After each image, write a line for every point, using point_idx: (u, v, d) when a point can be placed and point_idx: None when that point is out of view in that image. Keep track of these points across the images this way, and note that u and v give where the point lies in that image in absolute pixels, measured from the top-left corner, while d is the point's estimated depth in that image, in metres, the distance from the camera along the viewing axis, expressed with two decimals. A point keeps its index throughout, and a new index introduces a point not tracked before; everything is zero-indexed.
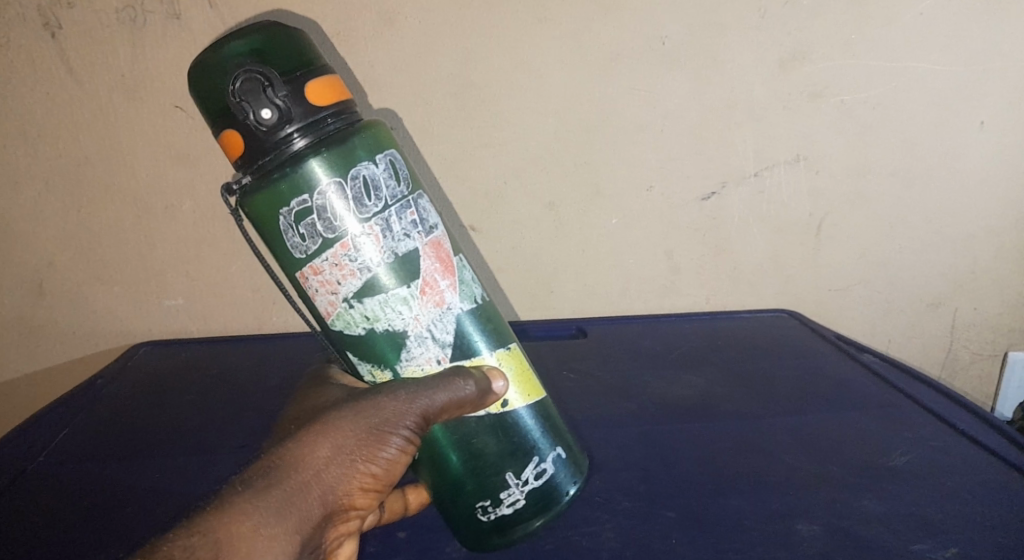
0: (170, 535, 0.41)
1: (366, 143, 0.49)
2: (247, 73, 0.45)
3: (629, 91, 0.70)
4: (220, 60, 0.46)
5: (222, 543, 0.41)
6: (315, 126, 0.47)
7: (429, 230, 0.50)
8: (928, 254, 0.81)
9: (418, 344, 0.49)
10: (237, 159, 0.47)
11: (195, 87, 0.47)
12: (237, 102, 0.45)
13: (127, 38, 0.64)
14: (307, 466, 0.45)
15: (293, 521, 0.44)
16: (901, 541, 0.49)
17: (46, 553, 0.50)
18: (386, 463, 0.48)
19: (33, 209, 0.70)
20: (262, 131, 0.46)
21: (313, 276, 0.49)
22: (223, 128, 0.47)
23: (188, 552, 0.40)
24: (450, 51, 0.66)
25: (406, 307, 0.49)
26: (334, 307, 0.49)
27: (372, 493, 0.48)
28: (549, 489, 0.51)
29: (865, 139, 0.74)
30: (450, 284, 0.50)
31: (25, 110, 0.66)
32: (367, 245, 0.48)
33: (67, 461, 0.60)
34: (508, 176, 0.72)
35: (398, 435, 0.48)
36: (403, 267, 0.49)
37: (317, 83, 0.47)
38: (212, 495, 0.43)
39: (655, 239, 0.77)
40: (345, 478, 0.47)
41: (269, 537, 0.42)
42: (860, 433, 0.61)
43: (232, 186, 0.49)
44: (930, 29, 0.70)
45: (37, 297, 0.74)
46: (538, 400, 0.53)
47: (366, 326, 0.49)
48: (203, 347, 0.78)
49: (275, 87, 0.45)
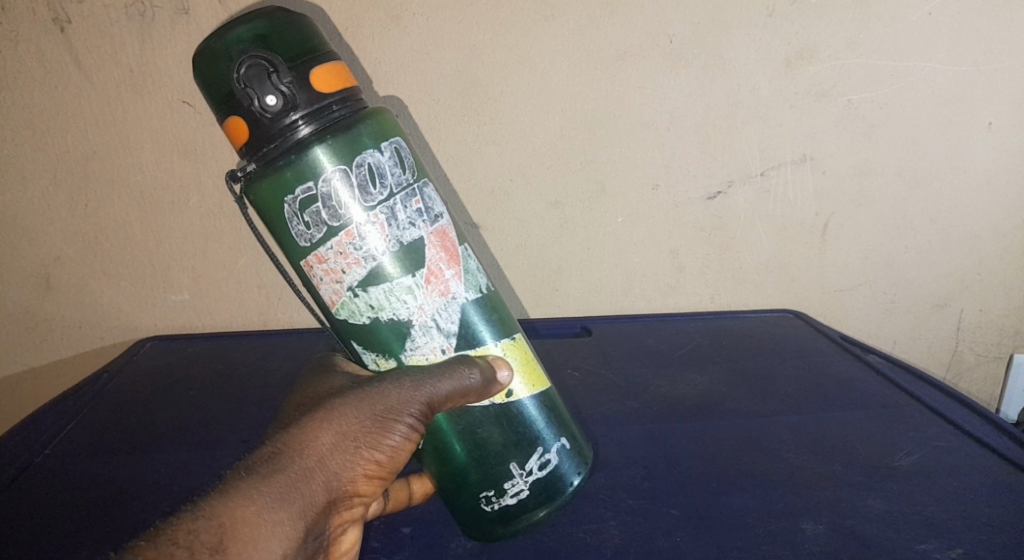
0: (174, 519, 0.40)
1: (371, 130, 0.49)
2: (251, 59, 0.45)
3: (634, 89, 0.70)
4: (225, 47, 0.46)
5: (226, 527, 0.41)
6: (319, 114, 0.47)
7: (434, 219, 0.51)
8: (933, 255, 0.80)
9: (423, 334, 0.50)
10: (241, 146, 0.48)
11: (199, 74, 0.48)
12: (241, 88, 0.45)
13: (135, 33, 0.64)
14: (311, 452, 0.45)
15: (296, 507, 0.44)
16: (905, 541, 0.49)
17: (50, 544, 0.51)
18: (391, 451, 0.48)
19: (40, 203, 0.71)
20: (266, 118, 0.46)
21: (318, 265, 0.49)
22: (227, 115, 0.47)
23: (192, 536, 0.40)
24: (456, 48, 0.66)
25: (411, 296, 0.49)
26: (339, 296, 0.49)
27: (376, 481, 0.48)
28: (553, 480, 0.51)
29: (871, 139, 0.74)
30: (454, 274, 0.51)
31: (32, 103, 0.67)
32: (372, 234, 0.48)
33: (72, 454, 0.60)
34: (513, 173, 0.72)
35: (403, 423, 0.48)
36: (408, 256, 0.49)
37: (322, 69, 0.47)
38: (216, 481, 0.43)
39: (659, 238, 0.77)
40: (350, 465, 0.47)
41: (273, 522, 0.42)
42: (865, 433, 0.61)
43: (237, 173, 0.49)
44: (936, 29, 0.70)
45: (43, 291, 0.75)
46: (543, 390, 0.53)
47: (370, 315, 0.49)
48: (208, 341, 0.78)
49: (279, 74, 0.45)
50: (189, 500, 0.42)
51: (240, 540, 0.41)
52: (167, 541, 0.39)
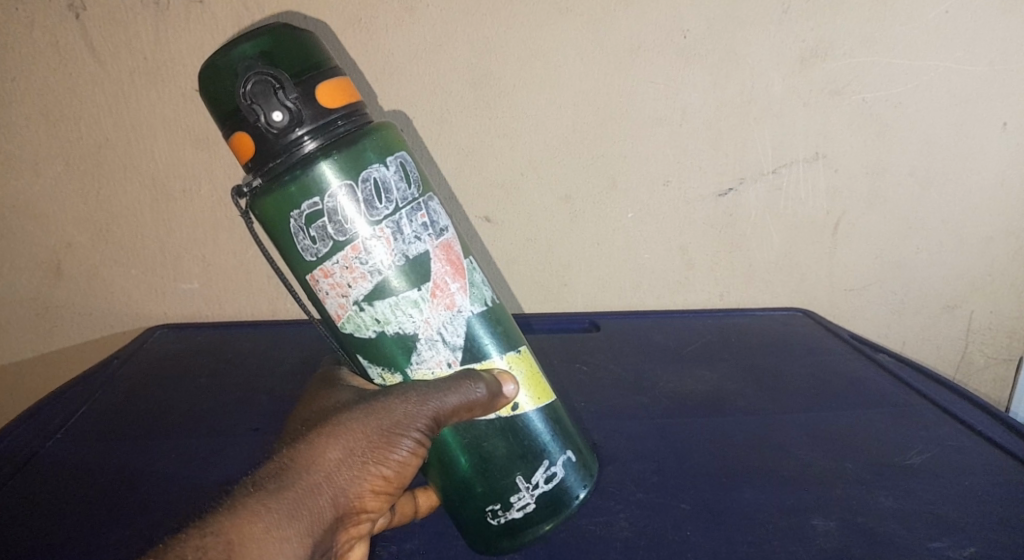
0: (182, 535, 0.41)
1: (376, 145, 0.49)
2: (257, 76, 0.46)
3: (649, 83, 0.69)
4: (229, 62, 0.47)
5: (234, 544, 0.41)
6: (324, 129, 0.47)
7: (439, 233, 0.51)
8: (944, 256, 0.80)
9: (429, 347, 0.49)
10: (247, 162, 0.48)
11: (205, 90, 0.48)
12: (247, 105, 0.46)
13: (150, 20, 0.64)
14: (318, 468, 0.45)
15: (304, 524, 0.44)
16: (916, 538, 0.49)
17: (58, 529, 0.51)
18: (397, 466, 0.48)
19: (52, 189, 0.71)
20: (272, 133, 0.46)
21: (324, 279, 0.49)
22: (232, 131, 0.47)
23: (201, 553, 0.40)
24: (471, 40, 0.66)
25: (417, 310, 0.49)
26: (344, 310, 0.49)
27: (383, 496, 0.48)
28: (560, 493, 0.51)
29: (885, 138, 0.74)
30: (459, 287, 0.51)
31: (46, 90, 0.67)
32: (378, 248, 0.48)
33: (79, 442, 0.61)
34: (525, 166, 0.72)
35: (409, 437, 0.48)
36: (414, 270, 0.49)
37: (326, 85, 0.47)
38: (225, 496, 0.44)
39: (670, 234, 0.77)
40: (356, 480, 0.47)
41: (282, 538, 0.42)
42: (876, 433, 0.61)
43: (242, 189, 0.49)
44: (952, 28, 0.69)
45: (53, 278, 0.75)
46: (548, 402, 0.53)
47: (376, 329, 0.49)
48: (217, 332, 0.78)
49: (285, 90, 0.46)
50: (197, 516, 0.42)
51: (248, 556, 0.41)
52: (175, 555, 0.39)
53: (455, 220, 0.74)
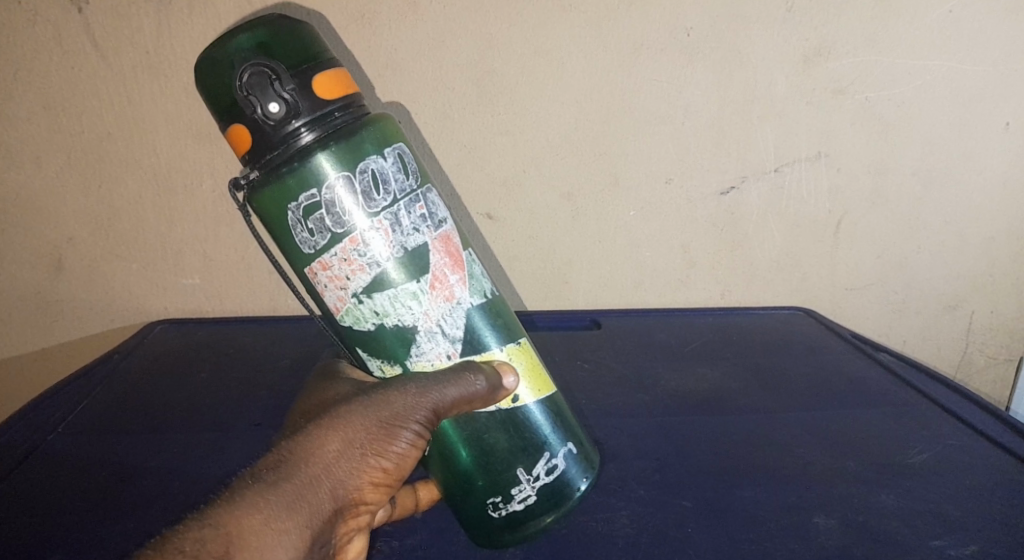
0: (180, 528, 0.40)
1: (374, 137, 0.49)
2: (254, 67, 0.45)
3: (652, 81, 0.69)
4: (226, 55, 0.46)
5: (233, 536, 0.41)
6: (322, 121, 0.47)
7: (438, 224, 0.51)
8: (946, 257, 0.80)
9: (428, 339, 0.49)
10: (245, 154, 0.48)
11: (202, 83, 0.48)
12: (244, 97, 0.46)
13: (153, 14, 0.64)
14: (317, 460, 0.45)
15: (303, 516, 0.44)
16: (919, 536, 0.49)
17: (59, 522, 0.51)
18: (396, 458, 0.48)
19: (53, 183, 0.71)
20: (269, 125, 0.46)
21: (322, 272, 0.49)
22: (230, 123, 0.47)
23: (199, 546, 0.40)
24: (474, 36, 0.66)
25: (416, 302, 0.49)
26: (343, 303, 0.49)
27: (383, 488, 0.48)
28: (561, 485, 0.51)
29: (888, 137, 0.74)
30: (458, 279, 0.50)
31: (47, 82, 0.66)
32: (376, 240, 0.48)
33: (80, 436, 0.60)
34: (528, 163, 0.72)
35: (408, 430, 0.48)
36: (413, 261, 0.49)
37: (323, 76, 0.47)
38: (223, 488, 0.43)
39: (671, 233, 0.77)
40: (356, 473, 0.46)
41: (281, 530, 0.42)
42: (878, 431, 0.61)
43: (240, 182, 0.49)
44: (956, 28, 0.69)
45: (54, 271, 0.75)
46: (549, 395, 0.53)
47: (375, 322, 0.49)
48: (218, 327, 0.78)
49: (281, 81, 0.46)
50: (196, 508, 0.42)
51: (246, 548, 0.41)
52: (173, 548, 0.39)
53: (457, 216, 0.74)
